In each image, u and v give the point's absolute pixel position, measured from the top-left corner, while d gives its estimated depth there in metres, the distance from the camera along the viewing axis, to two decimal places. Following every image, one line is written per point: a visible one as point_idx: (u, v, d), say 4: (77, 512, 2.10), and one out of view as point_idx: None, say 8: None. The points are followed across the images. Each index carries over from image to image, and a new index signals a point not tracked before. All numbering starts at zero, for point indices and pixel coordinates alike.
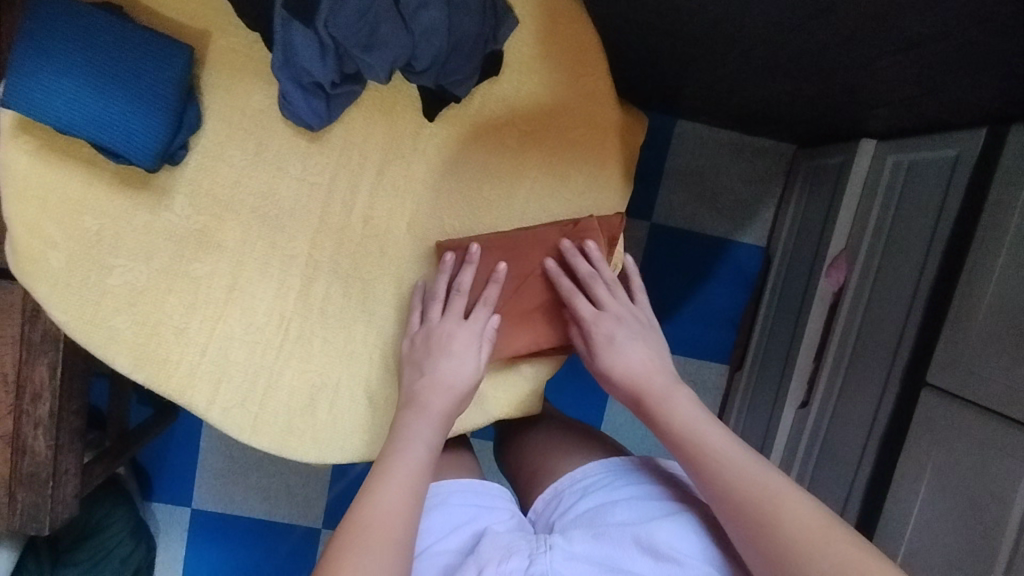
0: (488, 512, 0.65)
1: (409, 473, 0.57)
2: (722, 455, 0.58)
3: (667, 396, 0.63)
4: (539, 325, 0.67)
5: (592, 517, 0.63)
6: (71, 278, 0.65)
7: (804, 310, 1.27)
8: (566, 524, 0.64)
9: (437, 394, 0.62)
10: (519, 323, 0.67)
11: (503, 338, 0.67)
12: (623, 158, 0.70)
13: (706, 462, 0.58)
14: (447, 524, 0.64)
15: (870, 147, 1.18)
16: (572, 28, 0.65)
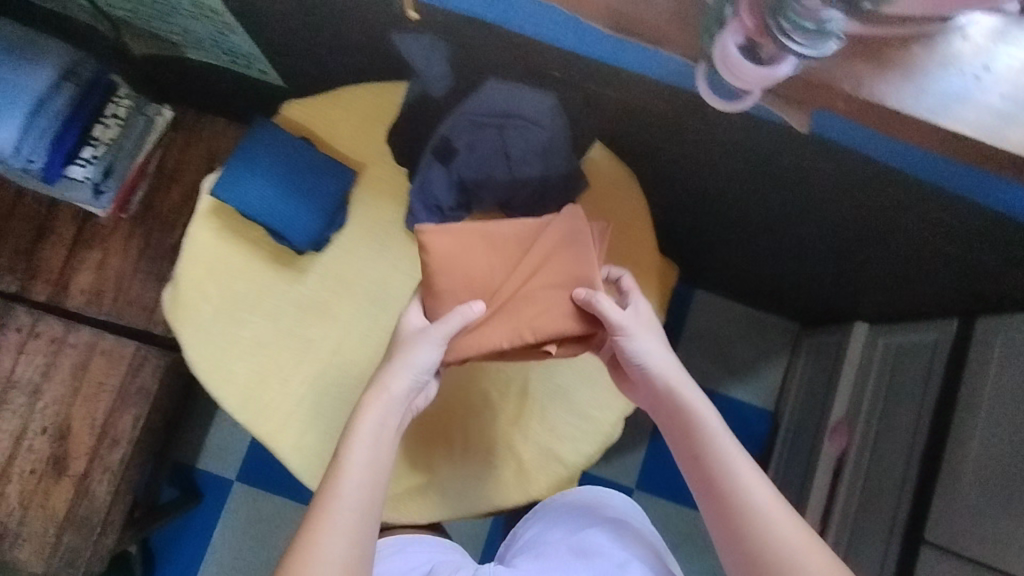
0: (440, 555, 0.76)
1: (367, 448, 0.67)
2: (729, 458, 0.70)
3: (686, 392, 0.74)
4: (508, 307, 0.74)
5: (532, 540, 0.77)
6: (213, 327, 0.81)
7: (811, 472, 1.36)
8: (513, 549, 0.78)
9: (409, 362, 0.71)
10: (502, 316, 0.73)
11: (482, 335, 0.73)
12: (659, 292, 0.88)
13: (719, 460, 0.70)
14: (403, 567, 0.74)
15: (863, 330, 1.36)
16: (628, 194, 0.88)
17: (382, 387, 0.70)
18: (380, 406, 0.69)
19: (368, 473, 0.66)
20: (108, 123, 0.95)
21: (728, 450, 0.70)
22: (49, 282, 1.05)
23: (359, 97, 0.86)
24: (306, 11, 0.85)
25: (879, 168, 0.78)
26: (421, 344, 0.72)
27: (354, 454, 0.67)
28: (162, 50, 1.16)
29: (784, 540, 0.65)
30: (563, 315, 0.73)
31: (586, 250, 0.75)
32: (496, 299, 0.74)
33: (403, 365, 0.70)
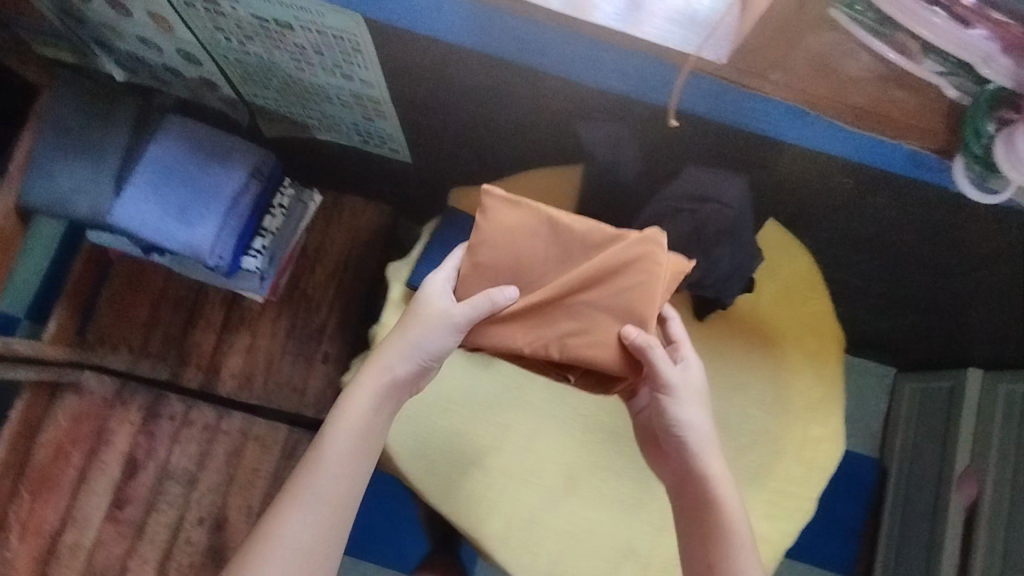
0: None
1: (350, 433, 0.70)
2: (730, 531, 0.71)
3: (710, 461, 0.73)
4: (550, 312, 0.68)
5: None
6: (413, 414, 0.83)
7: (938, 521, 1.35)
8: None
9: (414, 347, 0.71)
10: (536, 318, 0.68)
11: (502, 330, 0.69)
12: (840, 360, 0.88)
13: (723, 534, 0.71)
14: None
15: (979, 375, 1.36)
16: (802, 265, 0.89)
17: (384, 368, 0.72)
18: (382, 382, 0.72)
19: (357, 451, 0.70)
20: (275, 213, 0.94)
21: (731, 526, 0.71)
22: (200, 368, 1.06)
23: (538, 179, 0.88)
24: (484, 97, 0.87)
25: None
26: (426, 323, 0.70)
27: (345, 437, 0.70)
28: (293, 132, 1.19)
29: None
30: (600, 342, 0.66)
31: (654, 288, 0.67)
32: (534, 285, 0.69)
33: (401, 348, 0.72)
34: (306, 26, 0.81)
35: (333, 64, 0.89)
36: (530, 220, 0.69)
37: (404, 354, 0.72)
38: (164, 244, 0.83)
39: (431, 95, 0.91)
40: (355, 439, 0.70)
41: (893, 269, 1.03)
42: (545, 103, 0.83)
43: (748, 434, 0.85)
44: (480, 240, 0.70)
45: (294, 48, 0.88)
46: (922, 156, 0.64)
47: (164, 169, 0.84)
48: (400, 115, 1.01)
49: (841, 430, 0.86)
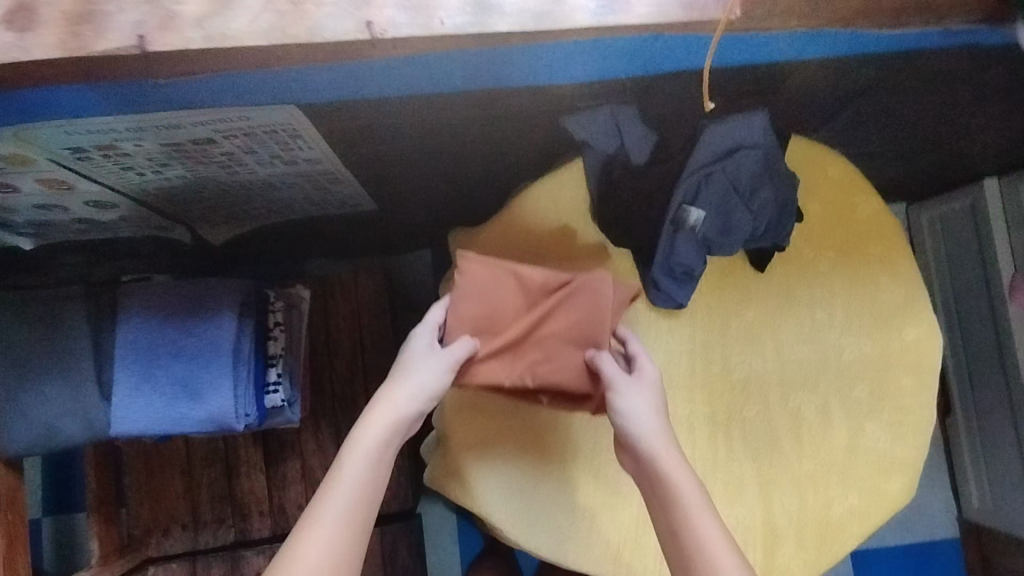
0: None
1: (360, 464, 0.58)
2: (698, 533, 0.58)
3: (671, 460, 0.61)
4: (515, 349, 0.70)
5: None
6: (515, 491, 0.76)
7: (1002, 337, 1.36)
8: None
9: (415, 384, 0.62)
10: (506, 355, 0.70)
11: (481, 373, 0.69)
12: (910, 253, 0.82)
13: (686, 539, 0.58)
14: None
15: (995, 184, 1.35)
16: (838, 172, 0.82)
17: (392, 402, 0.61)
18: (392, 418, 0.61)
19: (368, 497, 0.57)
20: (276, 334, 0.85)
21: (695, 536, 0.58)
22: (264, 514, 0.97)
23: (545, 196, 0.78)
24: (456, 128, 0.77)
25: None
26: (425, 357, 0.65)
27: (355, 469, 0.58)
28: (243, 228, 1.06)
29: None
30: (564, 368, 0.69)
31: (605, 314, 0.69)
32: (502, 330, 0.70)
33: (406, 382, 0.63)
34: (231, 134, 0.69)
35: (271, 157, 0.77)
36: (495, 275, 0.70)
37: (408, 388, 0.62)
38: (183, 429, 0.74)
39: (393, 146, 0.80)
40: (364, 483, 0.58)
41: (913, 127, 0.97)
42: (525, 111, 0.74)
43: (850, 366, 0.80)
44: (458, 296, 0.69)
45: (220, 157, 0.76)
46: (956, 28, 0.59)
47: (145, 352, 0.72)
48: (360, 176, 0.89)
49: (935, 324, 0.81)
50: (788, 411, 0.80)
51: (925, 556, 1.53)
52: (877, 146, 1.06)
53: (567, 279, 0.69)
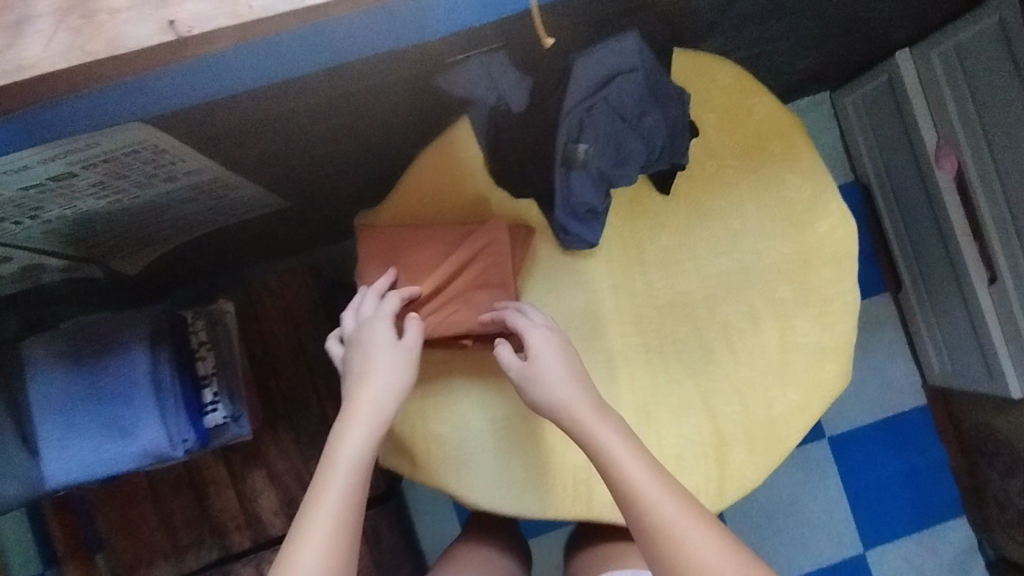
0: None
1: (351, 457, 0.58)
2: (646, 491, 0.59)
3: (600, 429, 0.62)
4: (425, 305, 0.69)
5: None
6: (467, 458, 0.76)
7: (936, 204, 1.38)
8: None
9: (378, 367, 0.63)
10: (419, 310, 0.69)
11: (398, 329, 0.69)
12: (812, 146, 0.82)
13: (632, 498, 0.59)
14: None
15: (906, 55, 1.34)
16: (727, 77, 0.81)
17: (368, 387, 0.62)
18: (368, 416, 0.61)
19: (352, 499, 0.57)
20: (204, 354, 0.85)
21: (649, 498, 0.59)
22: (242, 526, 0.98)
23: (439, 161, 0.76)
24: (330, 110, 0.74)
25: None
26: (382, 348, 0.64)
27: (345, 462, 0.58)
28: (157, 253, 1.03)
29: (686, 550, 0.57)
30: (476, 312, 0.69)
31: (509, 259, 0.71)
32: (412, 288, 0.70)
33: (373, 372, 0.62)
34: (92, 162, 0.65)
35: (147, 177, 0.74)
36: (397, 239, 0.72)
37: (372, 385, 0.62)
38: (122, 469, 0.73)
39: (273, 141, 0.77)
40: (345, 486, 0.57)
41: (804, 17, 0.95)
42: (389, 80, 0.70)
43: (770, 269, 0.80)
44: (365, 265, 0.71)
45: (92, 188, 0.72)
46: None
47: (62, 402, 0.71)
48: (251, 176, 0.86)
49: (846, 210, 0.81)
50: (721, 323, 0.80)
51: (899, 428, 1.58)
52: (778, 42, 1.04)
53: (466, 230, 0.71)
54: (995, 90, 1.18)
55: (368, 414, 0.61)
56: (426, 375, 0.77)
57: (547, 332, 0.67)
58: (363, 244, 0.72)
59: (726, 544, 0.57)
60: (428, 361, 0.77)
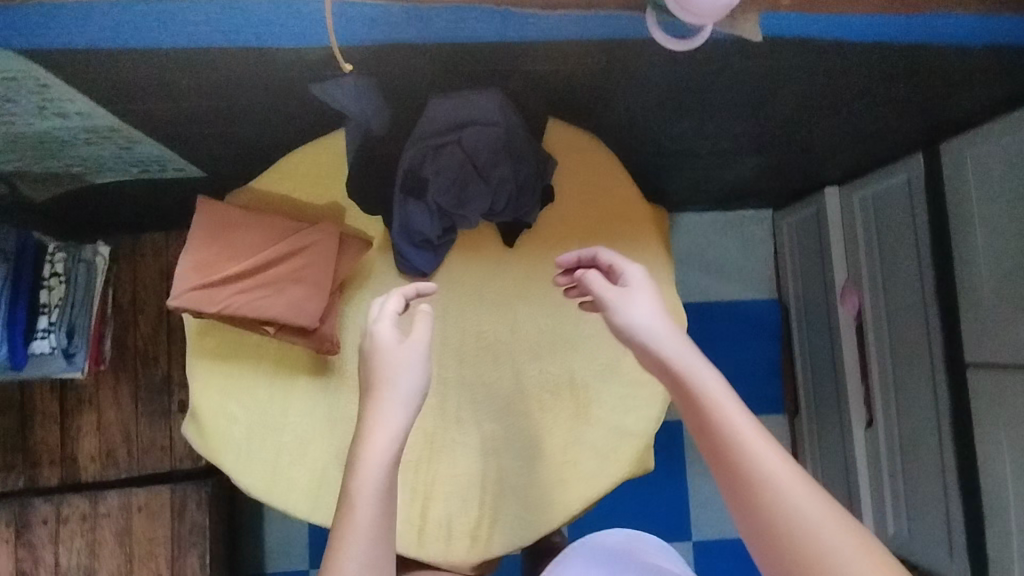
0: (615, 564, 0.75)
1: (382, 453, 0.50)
2: (747, 448, 0.46)
3: (701, 377, 0.49)
4: (242, 283, 0.72)
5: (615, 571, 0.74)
6: (250, 443, 0.78)
7: (835, 338, 1.43)
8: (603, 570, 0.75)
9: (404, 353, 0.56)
10: (232, 286, 0.72)
11: (205, 298, 0.71)
12: (660, 239, 0.86)
13: (748, 472, 0.45)
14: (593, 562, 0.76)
15: (834, 192, 1.40)
16: (595, 156, 0.86)
17: (392, 377, 0.54)
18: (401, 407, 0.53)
19: (380, 526, 0.48)
20: (51, 285, 0.89)
21: (764, 470, 0.45)
22: (54, 463, 0.99)
23: (304, 161, 0.81)
24: (218, 92, 0.80)
25: (822, 56, 0.80)
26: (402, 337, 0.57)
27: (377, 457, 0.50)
28: (63, 187, 1.08)
29: (791, 518, 0.43)
30: (284, 302, 0.73)
31: (335, 263, 0.75)
32: (232, 264, 0.73)
33: (395, 362, 0.55)
34: None
35: (36, 107, 0.80)
36: (236, 216, 0.75)
37: (405, 373, 0.54)
38: None
39: (164, 106, 0.82)
40: (374, 514, 0.48)
41: (701, 125, 1.02)
42: (274, 79, 0.76)
43: (592, 340, 0.83)
44: (197, 231, 0.74)
45: None
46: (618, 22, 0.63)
47: None
48: (153, 135, 0.92)
49: (677, 305, 0.85)
50: (533, 379, 0.82)
51: None
52: (684, 142, 1.10)
53: (302, 226, 0.75)
54: (900, 246, 1.23)
55: (399, 408, 0.53)
56: (236, 354, 0.79)
57: (644, 270, 0.59)
58: (201, 211, 0.75)
59: (840, 505, 0.43)
60: (242, 340, 0.79)
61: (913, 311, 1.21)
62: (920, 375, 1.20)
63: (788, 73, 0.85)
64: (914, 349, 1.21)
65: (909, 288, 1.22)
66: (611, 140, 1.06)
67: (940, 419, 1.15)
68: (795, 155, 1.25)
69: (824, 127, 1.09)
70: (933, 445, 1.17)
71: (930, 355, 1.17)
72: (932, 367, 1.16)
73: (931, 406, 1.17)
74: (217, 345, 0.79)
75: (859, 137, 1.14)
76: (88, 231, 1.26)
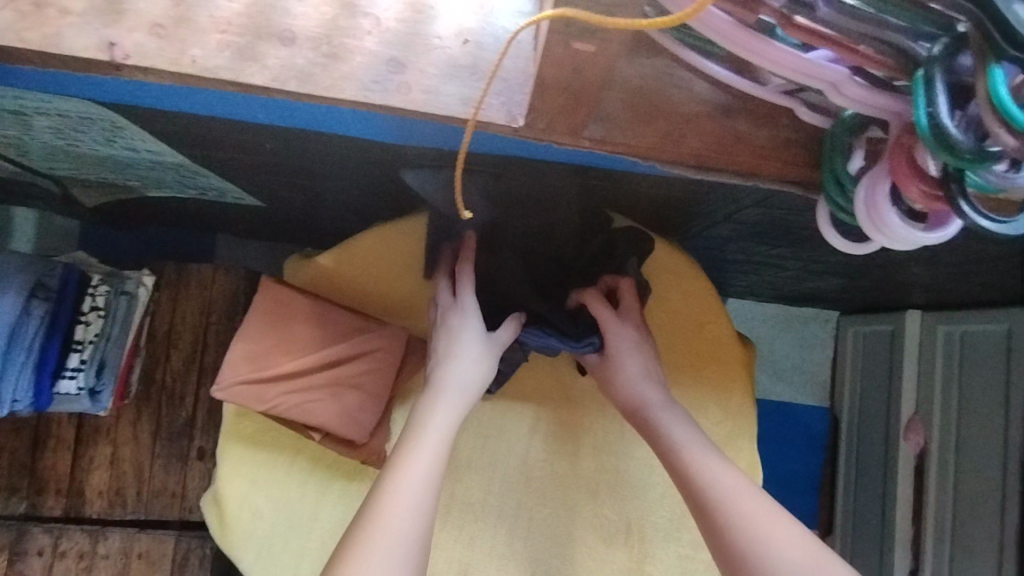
0: None
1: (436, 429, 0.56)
2: (715, 489, 0.55)
3: (673, 425, 0.61)
4: (296, 381, 0.66)
5: None
6: (271, 544, 0.71)
7: (890, 471, 1.33)
8: None
9: (460, 354, 0.62)
10: (284, 384, 0.65)
11: (252, 393, 0.65)
12: (747, 386, 0.79)
13: (710, 498, 0.55)
14: None
15: (916, 318, 1.30)
16: (694, 285, 0.78)
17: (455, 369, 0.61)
18: (449, 403, 0.59)
19: (424, 496, 0.52)
20: (89, 319, 0.83)
21: (719, 494, 0.55)
22: (61, 492, 0.94)
23: (374, 244, 0.71)
24: (298, 156, 0.73)
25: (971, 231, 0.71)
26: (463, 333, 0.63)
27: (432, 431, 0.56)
28: (116, 196, 1.02)
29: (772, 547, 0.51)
30: (337, 410, 0.66)
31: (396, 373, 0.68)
32: (286, 359, 0.66)
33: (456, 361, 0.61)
34: (43, 111, 0.65)
35: (105, 139, 0.74)
36: (296, 302, 0.67)
37: (461, 376, 0.61)
38: None
39: (238, 157, 0.76)
40: (418, 494, 0.52)
41: (804, 252, 0.93)
42: (364, 157, 0.69)
43: (658, 491, 0.75)
44: (252, 314, 0.67)
45: (48, 129, 0.72)
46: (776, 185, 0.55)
47: None
48: (217, 172, 0.85)
49: (756, 464, 0.77)
50: (587, 522, 0.74)
51: None
52: (777, 258, 1.01)
53: (366, 326, 0.68)
54: (984, 398, 1.14)
55: (449, 404, 0.58)
56: (271, 443, 0.72)
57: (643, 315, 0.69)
58: (258, 293, 0.67)
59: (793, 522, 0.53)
60: (280, 429, 0.73)
61: (987, 471, 1.12)
62: (985, 542, 1.10)
63: None
64: (982, 512, 1.12)
65: (987, 445, 1.12)
66: (701, 248, 0.97)
67: None
68: (887, 282, 1.15)
69: (934, 271, 1.00)
70: None
71: (1001, 525, 1.07)
72: (1001, 538, 1.07)
73: None
74: (253, 431, 0.72)
75: (965, 282, 1.05)
76: (138, 228, 1.21)
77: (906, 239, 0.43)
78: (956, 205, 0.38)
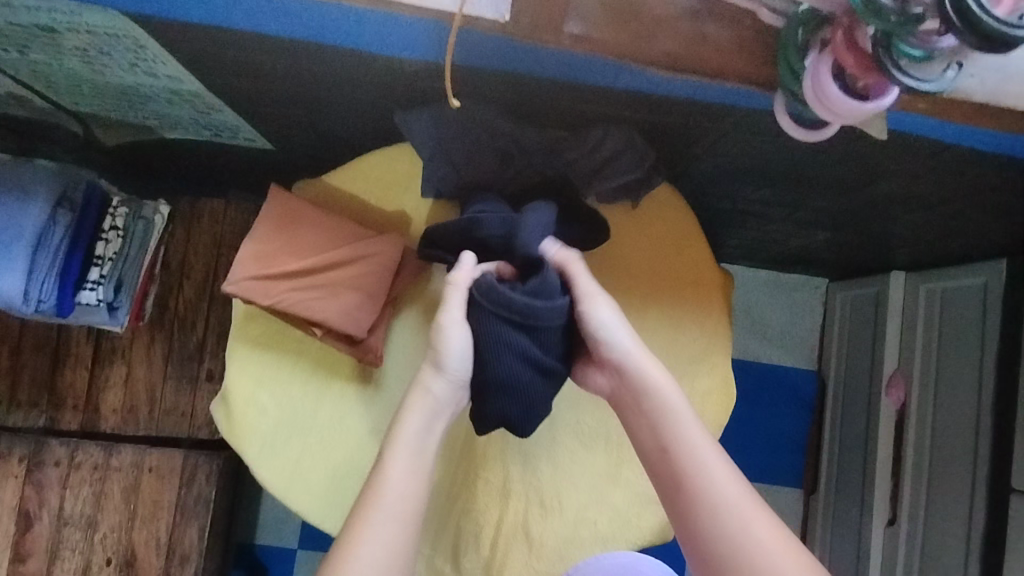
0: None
1: (406, 453, 0.64)
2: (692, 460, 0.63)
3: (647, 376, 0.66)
4: (297, 280, 0.72)
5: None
6: (274, 438, 0.77)
7: (873, 426, 1.37)
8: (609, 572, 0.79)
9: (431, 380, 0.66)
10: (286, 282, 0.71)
11: (257, 289, 0.71)
12: (723, 308, 0.83)
13: (684, 463, 0.63)
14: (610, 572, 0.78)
15: (900, 278, 1.34)
16: (673, 211, 0.82)
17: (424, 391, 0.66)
18: (413, 438, 0.65)
19: (400, 528, 0.61)
20: (109, 237, 0.89)
21: (696, 463, 0.63)
22: (77, 409, 1.00)
23: (373, 164, 0.77)
24: (304, 81, 0.78)
25: (934, 157, 0.75)
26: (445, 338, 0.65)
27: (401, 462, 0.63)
28: (134, 136, 1.08)
29: (725, 524, 0.61)
30: (336, 307, 0.71)
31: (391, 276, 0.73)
32: (289, 259, 0.72)
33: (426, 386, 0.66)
34: (73, 29, 0.71)
35: (128, 63, 0.79)
36: (300, 211, 0.74)
37: (429, 407, 0.66)
38: None
39: (250, 84, 0.81)
40: (393, 529, 0.61)
41: (784, 195, 0.98)
42: (365, 78, 0.74)
43: None
44: (262, 221, 0.74)
45: (76, 52, 0.78)
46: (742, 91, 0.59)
47: None
48: (230, 105, 0.90)
49: (729, 378, 0.82)
50: (569, 428, 0.79)
51: None
52: (759, 205, 1.06)
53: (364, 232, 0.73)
54: (961, 349, 1.18)
55: (411, 439, 0.64)
56: (276, 346, 0.78)
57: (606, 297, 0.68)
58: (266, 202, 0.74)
59: (745, 493, 0.62)
60: (284, 334, 0.78)
61: (961, 418, 1.16)
62: (959, 484, 1.15)
63: (888, 166, 0.81)
64: (955, 457, 1.16)
65: (961, 393, 1.17)
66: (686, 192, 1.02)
67: (971, 535, 1.10)
68: (868, 237, 1.20)
69: (910, 218, 1.04)
70: (956, 559, 1.13)
71: (972, 467, 1.11)
72: (972, 479, 1.11)
73: (963, 519, 1.12)
74: (259, 334, 0.78)
75: (941, 232, 1.09)
76: (153, 176, 1.27)
77: (854, 109, 0.48)
78: (889, 67, 0.44)
